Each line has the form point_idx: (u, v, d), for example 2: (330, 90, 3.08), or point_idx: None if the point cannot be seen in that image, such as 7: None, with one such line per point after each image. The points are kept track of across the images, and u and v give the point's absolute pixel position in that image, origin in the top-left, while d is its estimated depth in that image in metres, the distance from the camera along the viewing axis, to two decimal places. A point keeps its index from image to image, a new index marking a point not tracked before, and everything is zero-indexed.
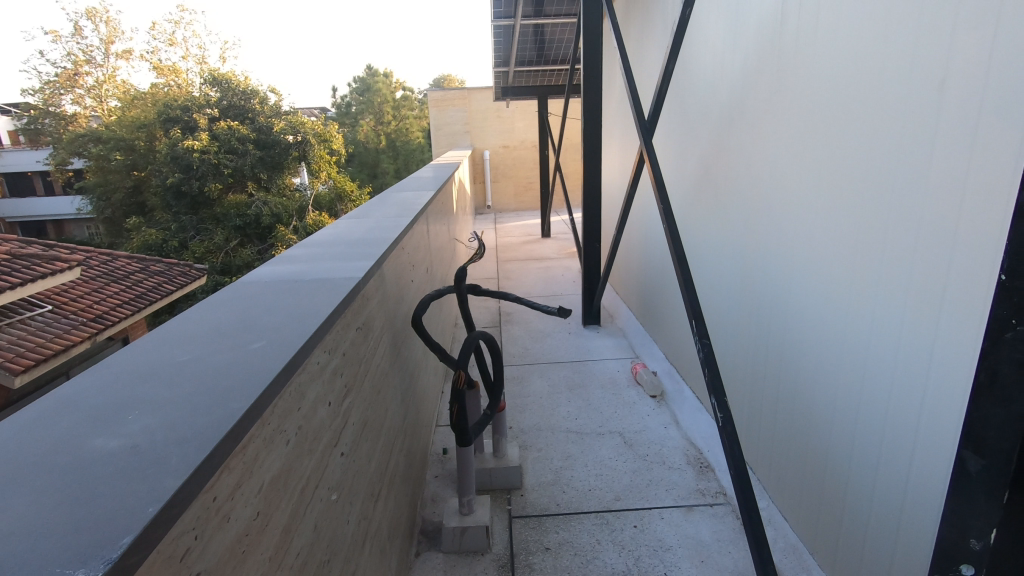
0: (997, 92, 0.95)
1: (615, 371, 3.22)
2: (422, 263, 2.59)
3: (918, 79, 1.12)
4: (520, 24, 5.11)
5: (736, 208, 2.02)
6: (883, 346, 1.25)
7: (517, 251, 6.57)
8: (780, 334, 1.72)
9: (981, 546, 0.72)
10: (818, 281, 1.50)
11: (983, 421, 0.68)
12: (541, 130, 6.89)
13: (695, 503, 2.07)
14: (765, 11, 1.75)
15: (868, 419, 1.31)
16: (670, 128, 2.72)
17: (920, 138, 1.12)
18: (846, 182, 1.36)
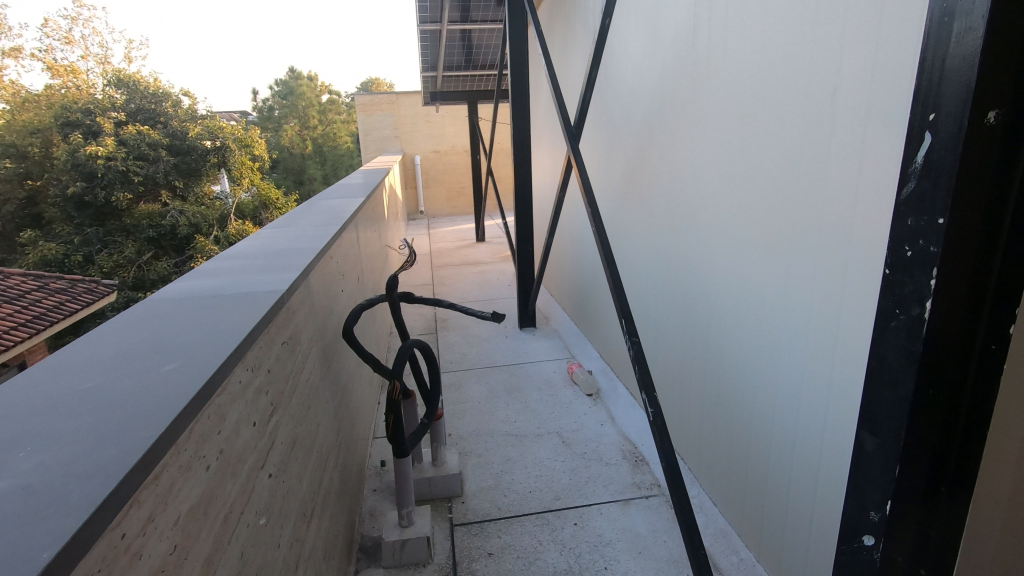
0: (880, 102, 1.04)
1: (551, 372, 3.27)
2: (352, 272, 2.52)
3: (815, 88, 1.22)
4: (446, 30, 5.11)
5: (658, 210, 2.11)
6: (793, 336, 1.34)
7: (451, 257, 6.54)
8: (703, 330, 1.81)
9: (879, 517, 0.75)
10: (735, 278, 1.59)
11: (877, 402, 0.74)
12: (472, 135, 6.91)
13: (632, 497, 2.14)
14: (678, 23, 1.83)
15: (783, 405, 1.40)
16: (595, 134, 2.80)
17: (818, 144, 1.21)
18: (756, 185, 1.46)
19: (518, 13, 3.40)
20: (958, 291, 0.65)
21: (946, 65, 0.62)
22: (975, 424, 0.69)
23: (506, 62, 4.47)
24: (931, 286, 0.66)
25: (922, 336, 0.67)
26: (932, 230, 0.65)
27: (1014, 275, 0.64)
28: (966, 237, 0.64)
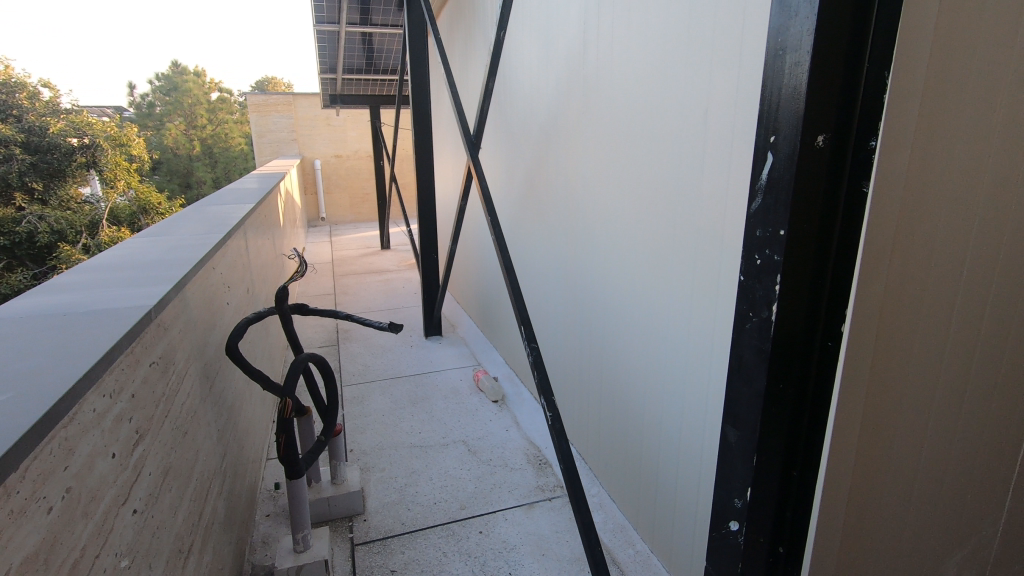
0: (743, 122, 1.14)
1: (457, 380, 3.25)
2: (239, 283, 2.36)
3: (688, 107, 1.31)
4: (345, 31, 4.96)
5: (555, 219, 2.16)
6: (676, 338, 1.43)
7: (354, 265, 6.33)
8: (597, 334, 1.88)
9: (741, 503, 0.83)
10: (624, 283, 1.67)
11: (737, 398, 0.81)
12: (374, 140, 6.74)
13: (535, 500, 2.17)
14: (569, 39, 1.90)
15: (668, 404, 1.48)
16: (495, 142, 2.84)
17: (692, 159, 1.31)
18: (641, 196, 1.54)
19: (417, 19, 3.38)
20: (798, 294, 0.73)
21: (782, 93, 0.69)
22: (817, 414, 0.77)
23: (407, 67, 4.41)
24: (777, 290, 0.73)
25: (771, 336, 0.74)
26: (775, 240, 0.72)
27: (842, 280, 0.73)
28: (803, 246, 0.71)
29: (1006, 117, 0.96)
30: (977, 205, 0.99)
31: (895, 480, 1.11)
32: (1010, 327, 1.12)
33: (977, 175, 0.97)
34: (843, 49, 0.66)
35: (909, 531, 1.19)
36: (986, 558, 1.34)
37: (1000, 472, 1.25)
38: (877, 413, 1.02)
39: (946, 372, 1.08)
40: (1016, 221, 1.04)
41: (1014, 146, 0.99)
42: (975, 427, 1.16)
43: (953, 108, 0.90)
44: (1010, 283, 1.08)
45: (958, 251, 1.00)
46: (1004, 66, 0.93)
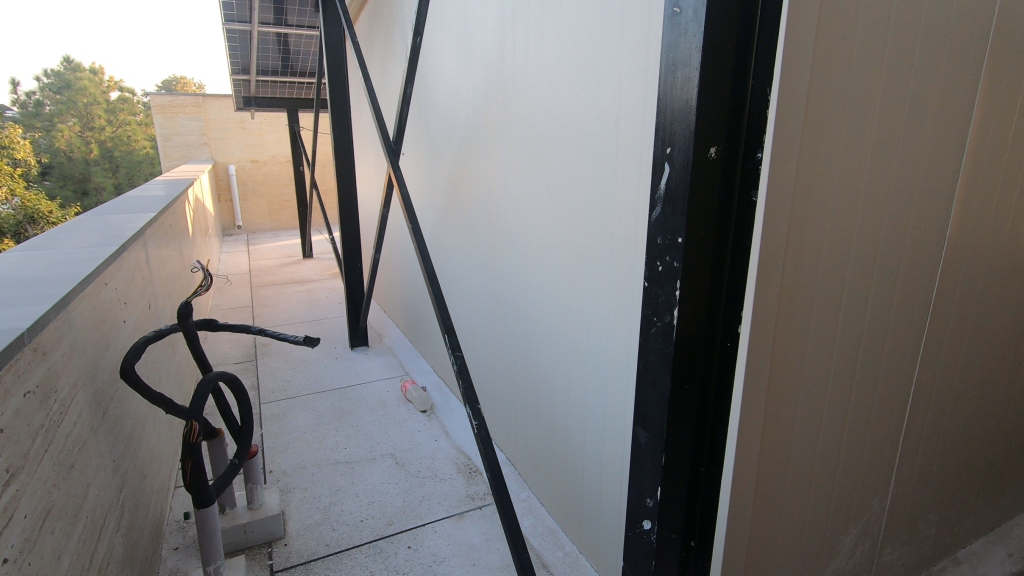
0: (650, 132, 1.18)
1: (384, 392, 3.17)
2: (138, 298, 2.17)
3: (600, 116, 1.35)
4: (257, 31, 4.72)
5: (477, 226, 2.16)
6: (595, 342, 1.45)
7: (273, 275, 6.03)
8: (521, 340, 1.88)
9: (653, 502, 0.85)
10: (545, 289, 1.69)
11: (645, 401, 0.84)
12: (293, 145, 6.48)
13: (466, 510, 2.15)
14: (486, 46, 1.91)
15: (589, 406, 1.51)
16: (417, 148, 2.80)
17: (605, 168, 1.34)
18: (559, 202, 1.56)
19: (333, 20, 3.27)
20: (697, 298, 0.77)
21: (675, 108, 0.73)
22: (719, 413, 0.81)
23: (325, 71, 4.27)
24: (677, 295, 0.76)
25: (674, 339, 0.77)
26: (675, 247, 0.75)
27: (737, 283, 0.77)
28: (699, 253, 0.75)
29: (879, 128, 1.05)
30: (856, 210, 1.08)
31: (794, 466, 1.19)
32: (888, 320, 1.23)
33: (856, 182, 1.05)
34: (729, 66, 0.70)
35: (809, 514, 1.27)
36: (876, 531, 1.47)
37: (884, 451, 1.38)
38: (777, 406, 1.09)
39: (835, 363, 1.17)
40: (889, 223, 1.15)
41: (886, 155, 1.08)
42: (861, 413, 1.27)
43: (833, 119, 0.98)
44: (885, 281, 1.19)
45: (842, 252, 1.09)
46: (875, 81, 1.01)
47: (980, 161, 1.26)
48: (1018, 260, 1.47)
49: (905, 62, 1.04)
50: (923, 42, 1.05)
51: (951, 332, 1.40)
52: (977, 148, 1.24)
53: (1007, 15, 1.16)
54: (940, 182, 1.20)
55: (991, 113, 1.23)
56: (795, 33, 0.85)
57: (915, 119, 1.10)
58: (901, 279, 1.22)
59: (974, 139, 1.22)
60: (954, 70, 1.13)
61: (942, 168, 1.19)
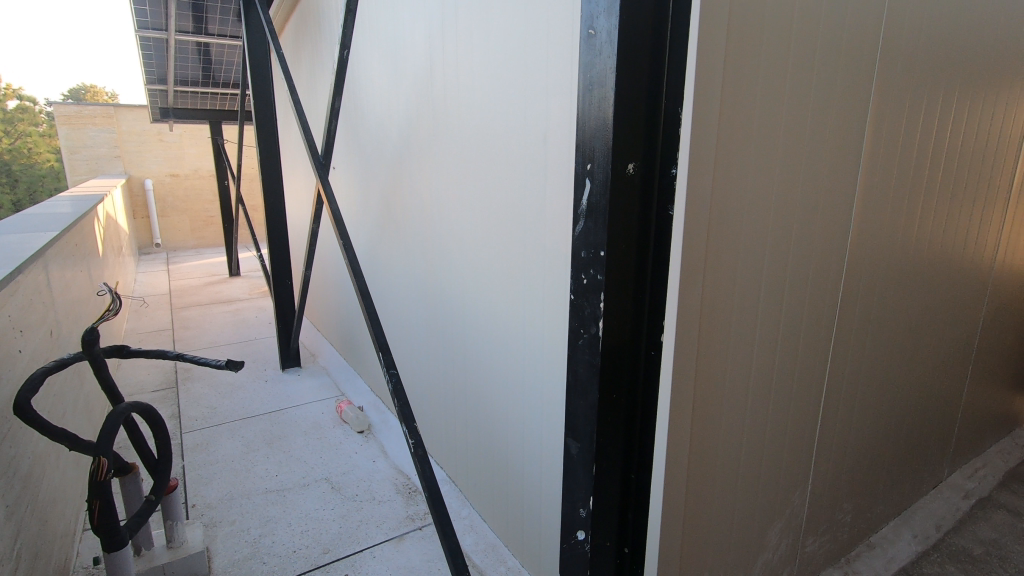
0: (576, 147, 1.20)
1: (318, 414, 3.05)
2: (37, 325, 1.98)
3: (529, 131, 1.36)
4: (175, 40, 4.49)
5: (411, 241, 2.13)
6: (530, 354, 1.46)
7: (196, 295, 5.70)
8: (457, 354, 1.87)
9: (585, 512, 0.86)
10: (479, 303, 1.68)
11: (574, 411, 0.85)
12: (216, 159, 6.18)
13: (405, 531, 2.10)
14: (415, 60, 1.90)
15: (526, 418, 1.51)
16: (348, 162, 2.74)
17: (535, 181, 1.36)
18: (492, 216, 1.56)
19: (256, 31, 3.16)
20: (620, 308, 0.79)
21: (593, 126, 0.75)
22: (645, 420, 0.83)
23: (249, 82, 4.11)
24: (601, 307, 0.78)
25: (600, 350, 0.79)
26: (597, 260, 0.77)
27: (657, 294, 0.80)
28: (620, 266, 0.77)
29: (785, 145, 1.13)
30: (767, 219, 1.15)
31: (721, 467, 1.24)
32: (800, 324, 1.32)
33: (766, 192, 1.12)
34: (643, 87, 0.74)
35: (735, 512, 1.33)
36: (797, 524, 1.56)
37: (801, 447, 1.46)
38: (702, 411, 1.14)
39: (754, 366, 1.24)
40: (797, 232, 1.23)
41: (792, 169, 1.16)
42: (779, 412, 1.35)
43: (743, 137, 1.04)
44: (795, 288, 1.27)
45: (756, 259, 1.15)
46: (780, 102, 1.09)
47: (874, 175, 1.37)
48: (911, 265, 1.61)
49: (806, 83, 1.13)
50: (820, 64, 1.14)
51: (856, 332, 1.51)
52: (871, 163, 1.36)
53: (891, 42, 1.28)
54: (840, 196, 1.30)
55: (881, 132, 1.35)
56: (704, 53, 0.89)
57: (816, 138, 1.19)
58: (810, 284, 1.31)
59: (867, 156, 1.34)
60: (848, 92, 1.23)
61: (841, 183, 1.30)
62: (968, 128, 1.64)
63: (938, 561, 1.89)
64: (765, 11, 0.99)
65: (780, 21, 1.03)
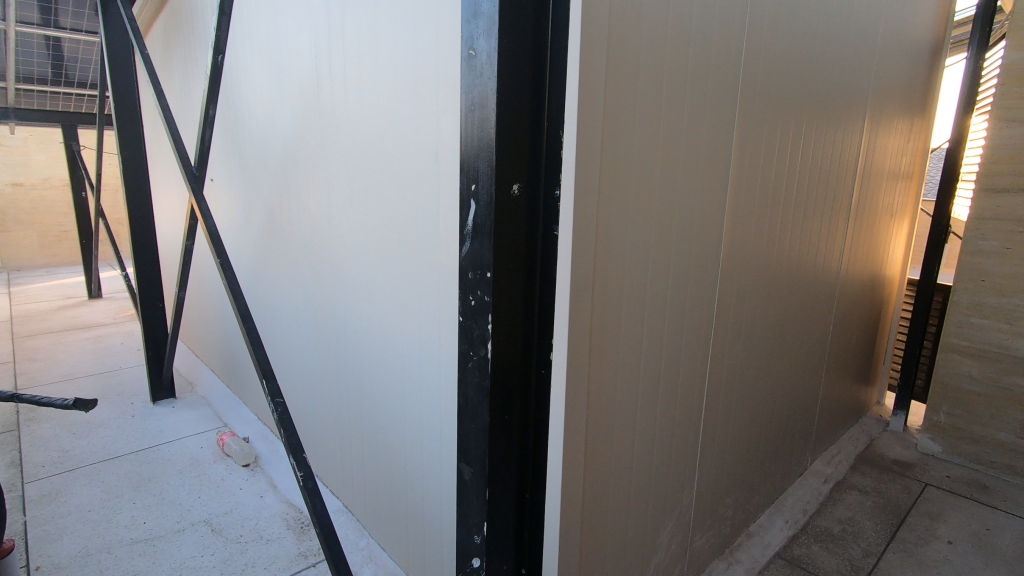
0: None
1: (195, 449, 2.77)
2: None
3: (424, 147, 1.32)
4: (16, 31, 3.93)
5: (298, 259, 2.00)
6: (429, 376, 1.40)
7: (46, 321, 4.99)
8: (351, 377, 1.77)
9: (480, 538, 0.84)
10: (373, 322, 1.61)
11: (466, 435, 0.83)
12: (71, 167, 5.49)
13: (297, 571, 1.95)
14: (300, 69, 1.80)
15: (425, 442, 1.46)
16: (227, 174, 2.53)
17: (431, 198, 1.31)
18: (385, 233, 1.50)
19: (116, 26, 2.84)
20: (506, 329, 0.79)
21: (475, 146, 0.74)
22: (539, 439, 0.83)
23: (109, 83, 3.69)
24: (489, 329, 0.77)
25: (489, 373, 0.78)
26: (484, 282, 0.76)
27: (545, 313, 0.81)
28: (505, 286, 0.77)
29: (662, 168, 1.20)
30: (649, 236, 1.21)
31: (615, 476, 1.28)
32: (681, 333, 1.40)
33: (647, 210, 1.19)
34: (524, 109, 0.75)
35: (630, 517, 1.38)
36: (687, 523, 1.65)
37: (687, 449, 1.55)
38: (595, 422, 1.17)
39: (642, 376, 1.29)
40: (676, 248, 1.31)
41: (669, 188, 1.24)
42: (665, 418, 1.42)
43: (624, 159, 1.09)
44: (676, 300, 1.35)
45: (640, 274, 1.21)
46: (656, 127, 1.16)
47: (740, 195, 1.50)
48: (774, 276, 1.78)
49: (678, 108, 1.21)
50: (691, 92, 1.23)
51: (730, 339, 1.64)
52: (737, 184, 1.48)
53: (750, 75, 1.42)
54: (712, 214, 1.41)
55: (745, 156, 1.49)
56: (585, 75, 0.92)
57: (690, 160, 1.28)
58: (688, 296, 1.40)
59: (734, 178, 1.46)
60: (715, 119, 1.33)
61: (713, 203, 1.40)
62: (816, 154, 1.85)
63: (805, 542, 2.09)
64: (639, 40, 1.05)
65: (653, 50, 1.10)
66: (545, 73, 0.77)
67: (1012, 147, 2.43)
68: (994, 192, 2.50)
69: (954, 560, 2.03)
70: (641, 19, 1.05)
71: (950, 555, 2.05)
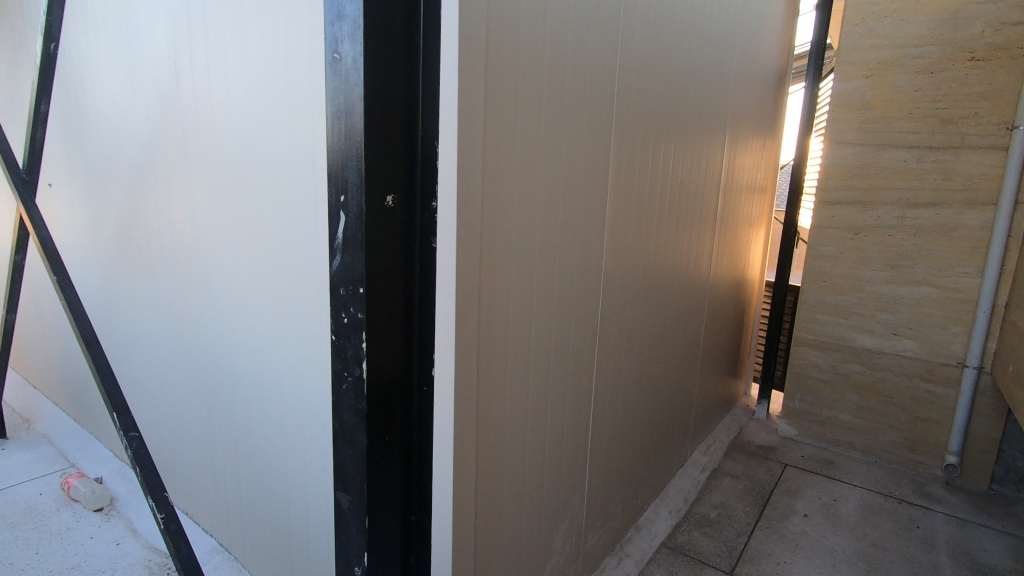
0: None
1: (32, 496, 2.38)
2: None
3: (299, 153, 1.21)
4: None
5: (157, 275, 1.79)
6: (311, 399, 1.29)
7: None
8: (221, 402, 1.61)
9: (360, 569, 0.84)
10: (243, 342, 1.47)
11: (343, 462, 0.83)
12: None
13: None
14: (156, 63, 1.61)
15: (306, 468, 1.36)
16: (67, 177, 2.20)
17: (308, 209, 1.21)
18: (255, 247, 1.38)
19: None
20: (381, 347, 0.80)
21: (343, 155, 0.74)
22: (410, 456, 0.88)
23: None
24: (364, 348, 0.77)
25: (365, 394, 0.78)
26: (357, 298, 0.76)
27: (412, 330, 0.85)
28: (378, 303, 0.78)
29: (544, 178, 1.23)
30: (533, 244, 1.23)
31: (506, 486, 1.28)
32: (567, 339, 1.44)
33: (530, 220, 1.20)
34: (396, 120, 0.76)
35: (523, 526, 1.38)
36: (579, 524, 1.69)
37: (576, 453, 1.60)
38: (485, 435, 1.15)
39: (530, 385, 1.31)
40: (560, 256, 1.34)
41: (551, 199, 1.27)
42: (554, 424, 1.45)
43: (506, 171, 1.10)
44: (561, 308, 1.39)
45: (525, 283, 1.22)
46: (536, 139, 1.18)
47: (618, 205, 1.58)
48: (650, 282, 1.90)
49: (557, 121, 1.24)
50: (569, 106, 1.27)
51: (613, 343, 1.71)
52: (615, 194, 1.56)
53: (623, 93, 1.50)
54: (593, 224, 1.47)
55: (622, 169, 1.57)
56: (464, 81, 0.91)
57: (570, 170, 1.32)
58: (573, 304, 1.45)
59: (612, 189, 1.54)
60: (593, 133, 1.39)
61: (593, 214, 1.46)
62: (684, 168, 2.00)
63: (687, 529, 2.23)
64: (517, 51, 1.06)
65: (531, 63, 1.11)
66: (418, 85, 0.78)
67: (842, 165, 2.80)
68: (831, 205, 2.86)
69: (809, 531, 2.27)
70: (519, 31, 1.06)
71: (805, 527, 2.30)
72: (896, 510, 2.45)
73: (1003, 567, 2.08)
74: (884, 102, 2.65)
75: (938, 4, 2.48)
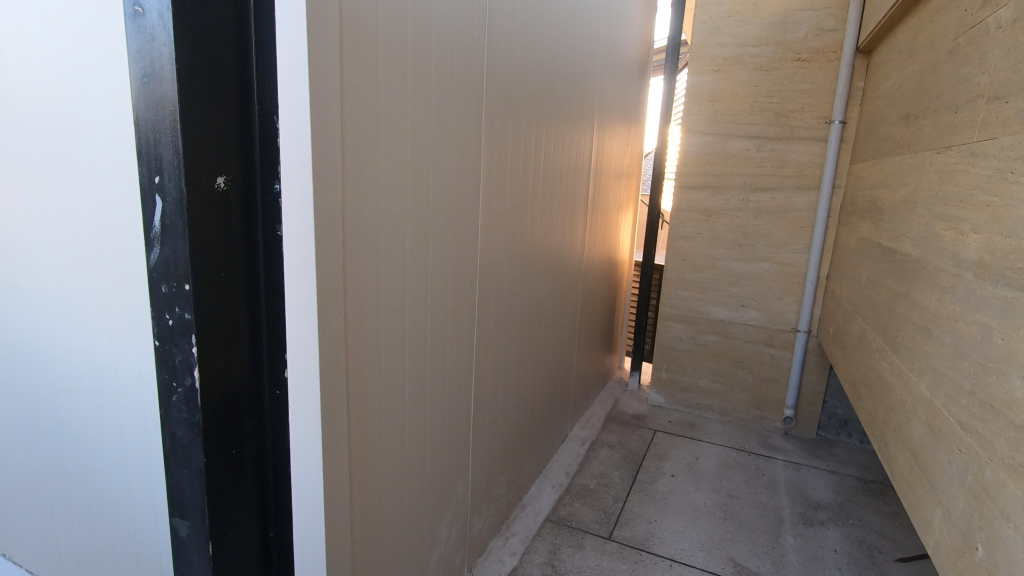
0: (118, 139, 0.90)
1: None
2: None
3: (77, 125, 0.96)
4: None
5: None
6: (143, 416, 1.09)
7: None
8: (19, 423, 1.31)
9: None
10: (33, 349, 1.20)
11: (179, 483, 0.80)
12: None
13: None
14: None
15: (140, 490, 1.17)
16: None
17: (92, 184, 0.96)
18: (36, 234, 1.10)
19: None
20: (218, 352, 0.76)
21: (151, 131, 0.68)
22: (259, 474, 0.88)
23: None
24: (194, 353, 0.73)
25: (199, 403, 0.75)
26: (182, 297, 0.72)
27: (261, 341, 0.84)
28: (209, 304, 0.74)
29: (411, 160, 1.16)
30: (401, 231, 1.16)
31: (384, 483, 1.22)
32: (445, 326, 1.41)
33: (398, 206, 1.14)
34: (225, 99, 0.71)
35: (405, 520, 1.34)
36: (464, 510, 1.68)
37: (458, 440, 1.58)
38: (360, 434, 1.09)
39: (406, 377, 1.26)
40: (433, 243, 1.30)
41: (421, 182, 1.21)
42: (434, 413, 1.42)
43: (371, 154, 1.02)
44: (437, 295, 1.35)
45: (394, 270, 1.16)
46: (403, 119, 1.11)
47: (491, 188, 1.57)
48: (526, 266, 1.93)
49: (422, 99, 1.18)
50: (435, 85, 1.22)
51: (491, 328, 1.71)
52: (489, 179, 1.55)
53: (490, 74, 1.47)
54: (465, 207, 1.43)
55: (495, 155, 1.56)
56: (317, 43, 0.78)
57: (440, 152, 1.27)
58: (450, 290, 1.41)
59: (485, 172, 1.52)
60: (462, 113, 1.35)
61: (464, 197, 1.42)
62: (553, 154, 2.03)
63: (569, 501, 2.32)
64: (375, 23, 0.99)
65: (391, 36, 1.04)
66: (251, 58, 0.74)
67: (697, 153, 3.03)
68: (688, 189, 3.09)
69: (676, 489, 2.48)
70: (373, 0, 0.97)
71: (673, 486, 2.50)
72: (746, 462, 2.76)
73: (828, 501, 2.42)
74: (730, 96, 2.91)
75: (771, 9, 2.76)
